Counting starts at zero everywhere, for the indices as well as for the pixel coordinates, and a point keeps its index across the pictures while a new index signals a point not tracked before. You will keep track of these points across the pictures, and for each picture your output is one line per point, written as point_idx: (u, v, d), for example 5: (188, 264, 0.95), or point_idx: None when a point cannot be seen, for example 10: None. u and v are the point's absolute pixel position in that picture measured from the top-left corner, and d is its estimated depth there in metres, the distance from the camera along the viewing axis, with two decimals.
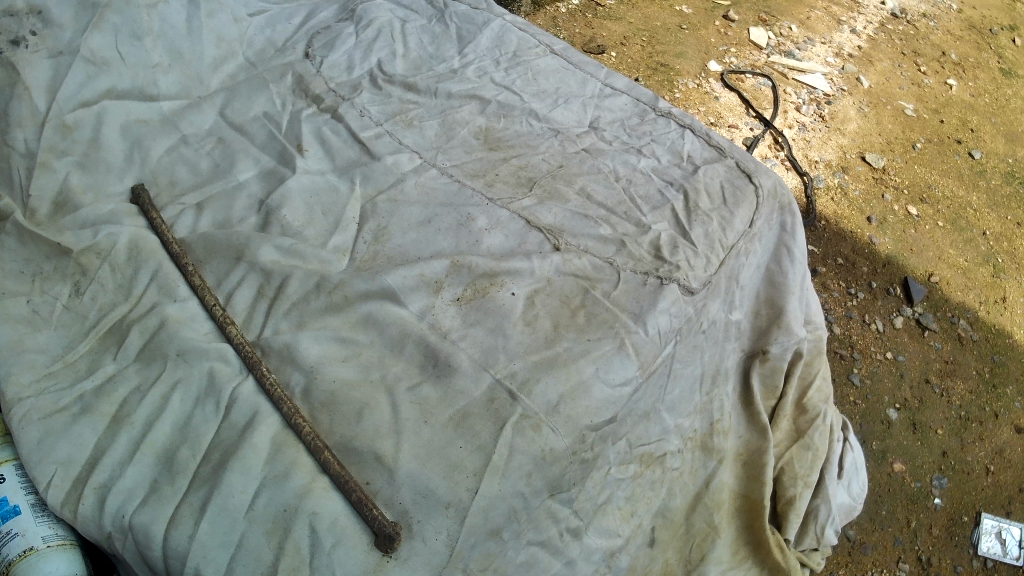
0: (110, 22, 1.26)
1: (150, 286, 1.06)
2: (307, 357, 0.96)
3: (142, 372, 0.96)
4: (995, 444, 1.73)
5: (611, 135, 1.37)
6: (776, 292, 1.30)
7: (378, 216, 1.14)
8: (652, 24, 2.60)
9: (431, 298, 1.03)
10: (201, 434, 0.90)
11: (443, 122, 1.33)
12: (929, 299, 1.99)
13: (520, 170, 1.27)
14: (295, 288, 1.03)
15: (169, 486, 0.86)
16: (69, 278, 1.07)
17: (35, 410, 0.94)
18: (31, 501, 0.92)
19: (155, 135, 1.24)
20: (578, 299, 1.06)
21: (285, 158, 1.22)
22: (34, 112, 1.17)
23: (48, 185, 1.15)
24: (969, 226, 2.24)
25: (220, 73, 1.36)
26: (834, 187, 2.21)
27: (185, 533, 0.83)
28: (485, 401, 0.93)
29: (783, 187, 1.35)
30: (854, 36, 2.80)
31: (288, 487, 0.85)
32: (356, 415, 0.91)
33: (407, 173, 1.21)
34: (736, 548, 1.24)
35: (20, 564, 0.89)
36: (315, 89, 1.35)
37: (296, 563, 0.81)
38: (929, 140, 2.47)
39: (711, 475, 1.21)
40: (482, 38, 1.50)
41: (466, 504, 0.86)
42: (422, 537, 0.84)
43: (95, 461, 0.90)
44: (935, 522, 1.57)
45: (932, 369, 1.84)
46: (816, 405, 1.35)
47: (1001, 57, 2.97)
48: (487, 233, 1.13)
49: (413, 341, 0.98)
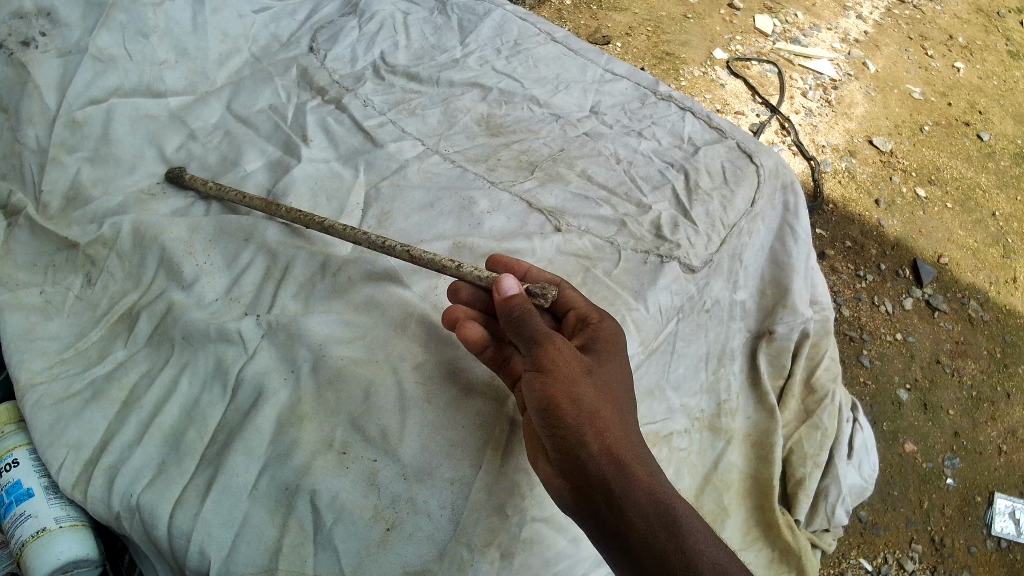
0: (116, 21, 1.28)
1: (159, 273, 1.07)
2: (314, 336, 0.96)
3: (151, 358, 0.98)
4: (1007, 424, 1.71)
5: (611, 119, 1.38)
6: (781, 271, 1.30)
7: (381, 201, 1.16)
8: (657, 14, 2.61)
9: (434, 279, 1.05)
10: (208, 417, 0.92)
11: (445, 110, 1.35)
12: (939, 281, 1.98)
13: (521, 154, 1.28)
14: (301, 269, 1.05)
15: (177, 467, 0.88)
16: (80, 269, 1.09)
17: (47, 396, 0.95)
18: (45, 483, 0.91)
19: (164, 132, 1.26)
20: (579, 277, 1.07)
21: (289, 148, 1.25)
22: (44, 110, 1.20)
23: (59, 180, 1.17)
24: (979, 208, 2.22)
25: (225, 68, 1.39)
26: (841, 172, 2.20)
27: (189, 513, 0.84)
28: (486, 379, 0.93)
29: (785, 167, 1.35)
30: (860, 22, 2.78)
31: (288, 467, 0.86)
32: (362, 394, 0.91)
33: (409, 159, 1.23)
34: (746, 530, 1.24)
35: (32, 544, 0.87)
36: (319, 81, 1.37)
37: (300, 539, 0.82)
38: (937, 123, 2.45)
39: (719, 456, 1.22)
40: (483, 28, 1.52)
41: (470, 481, 0.86)
42: (426, 512, 0.84)
43: (105, 444, 0.91)
44: (948, 503, 1.55)
45: (943, 350, 1.82)
46: (824, 385, 1.34)
47: (1010, 39, 2.93)
48: (488, 215, 1.14)
49: (416, 321, 0.98)
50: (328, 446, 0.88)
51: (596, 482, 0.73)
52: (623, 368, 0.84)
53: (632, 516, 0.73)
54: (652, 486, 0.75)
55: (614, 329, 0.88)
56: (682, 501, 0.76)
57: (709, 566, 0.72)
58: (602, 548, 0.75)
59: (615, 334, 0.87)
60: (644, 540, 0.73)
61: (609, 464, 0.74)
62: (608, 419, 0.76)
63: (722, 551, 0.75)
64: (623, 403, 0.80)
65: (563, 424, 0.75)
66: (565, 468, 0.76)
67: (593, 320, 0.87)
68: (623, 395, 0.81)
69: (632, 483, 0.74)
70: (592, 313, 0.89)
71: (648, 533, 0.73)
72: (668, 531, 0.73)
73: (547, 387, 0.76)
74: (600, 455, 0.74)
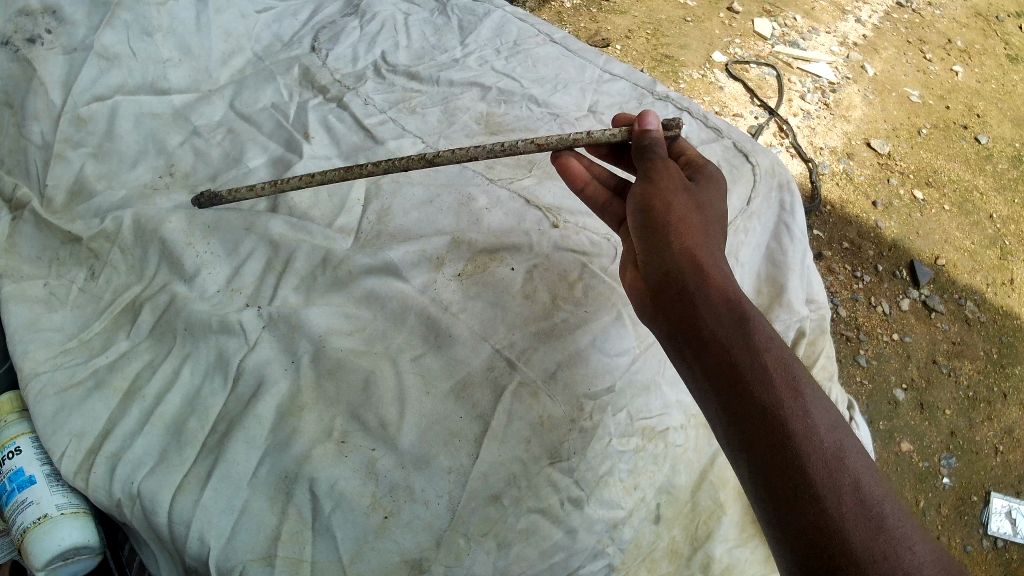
0: (121, 19, 1.30)
1: (161, 266, 1.08)
2: (314, 327, 0.97)
3: (154, 349, 1.00)
4: (1003, 424, 1.72)
5: (609, 119, 1.40)
6: (777, 270, 1.31)
7: (381, 197, 1.18)
8: (656, 17, 2.63)
9: (432, 273, 1.06)
10: (209, 407, 0.93)
11: (444, 109, 1.36)
12: (936, 282, 1.99)
13: (520, 153, 1.30)
14: (302, 262, 1.06)
15: (178, 455, 0.89)
16: (84, 263, 1.11)
17: (51, 385, 0.96)
18: (47, 471, 0.92)
19: (167, 127, 1.27)
20: (576, 273, 1.08)
21: (291, 145, 1.26)
22: (49, 107, 1.22)
23: (64, 175, 1.19)
24: (976, 210, 2.23)
25: (229, 67, 1.40)
26: (839, 174, 2.21)
27: (190, 500, 0.85)
28: (484, 370, 0.95)
29: (780, 167, 1.37)
30: (858, 26, 2.80)
31: (288, 454, 0.87)
32: (362, 384, 0.93)
33: (409, 157, 1.25)
34: (742, 526, 1.14)
35: (33, 531, 0.88)
36: (320, 80, 1.39)
37: (298, 527, 0.84)
38: (934, 126, 2.46)
39: (716, 451, 1.13)
40: (482, 29, 1.54)
41: (467, 469, 0.88)
42: (424, 501, 0.86)
43: (107, 433, 0.92)
44: (943, 502, 1.57)
45: (938, 350, 1.83)
46: (821, 384, 1.35)
47: (1009, 44, 2.95)
48: (487, 211, 1.16)
49: (415, 314, 1.00)
50: (328, 435, 0.89)
51: (672, 282, 0.79)
52: (719, 212, 0.90)
53: (705, 314, 0.75)
54: (729, 295, 0.76)
55: (717, 180, 0.96)
56: (763, 318, 0.75)
57: (775, 366, 0.70)
58: (676, 352, 0.78)
59: (718, 183, 0.96)
60: (715, 338, 0.73)
61: (688, 266, 0.79)
62: (693, 232, 0.84)
63: (800, 370, 0.71)
64: (711, 232, 0.85)
65: (654, 229, 0.86)
66: (649, 276, 0.84)
67: (700, 167, 0.99)
68: (712, 228, 0.86)
69: (705, 281, 0.77)
70: (700, 159, 1.01)
71: (716, 332, 0.73)
72: (741, 334, 0.72)
73: (647, 192, 0.90)
74: (679, 254, 0.81)
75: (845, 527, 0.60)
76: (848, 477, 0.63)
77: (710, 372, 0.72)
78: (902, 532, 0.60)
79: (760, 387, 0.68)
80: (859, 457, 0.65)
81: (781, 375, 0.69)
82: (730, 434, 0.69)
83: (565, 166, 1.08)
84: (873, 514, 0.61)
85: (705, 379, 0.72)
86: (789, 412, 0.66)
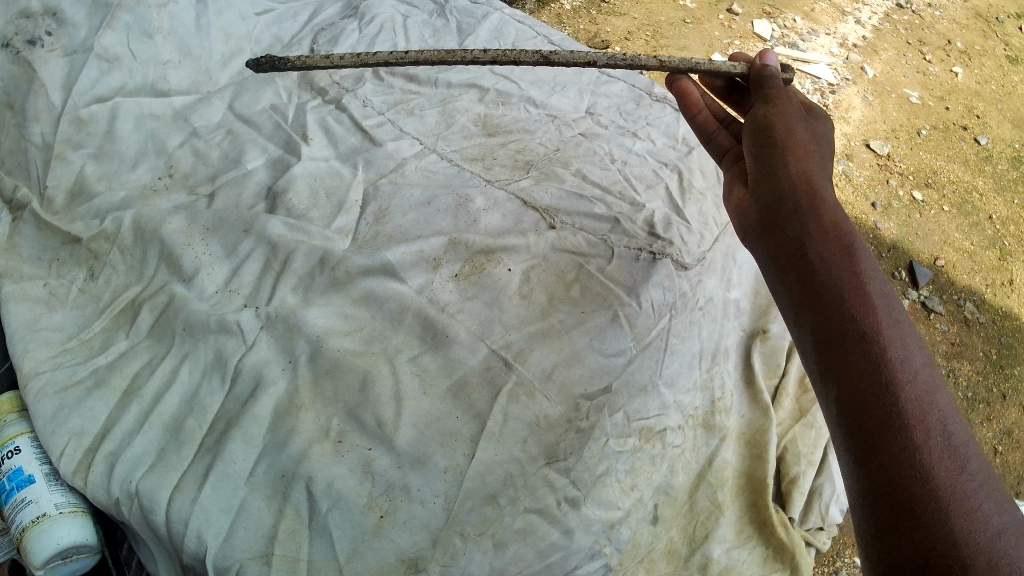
0: (121, 21, 1.30)
1: (160, 266, 1.09)
2: (312, 327, 0.98)
3: (153, 348, 1.00)
4: (1002, 425, 1.72)
5: (606, 120, 1.42)
6: None
7: (380, 198, 1.18)
8: (656, 19, 2.63)
9: (430, 274, 1.07)
10: (207, 407, 0.93)
11: (442, 111, 1.37)
12: (935, 283, 1.99)
13: (518, 154, 1.31)
14: (301, 262, 1.06)
15: (176, 454, 0.89)
16: (83, 263, 1.11)
17: (51, 384, 0.97)
18: (45, 470, 0.92)
19: (167, 128, 1.27)
20: (573, 273, 1.09)
21: (290, 146, 1.27)
22: (50, 108, 1.22)
23: (64, 176, 1.20)
24: (976, 211, 2.23)
25: (229, 69, 1.40)
26: (839, 175, 2.19)
27: (187, 499, 0.85)
28: (481, 370, 0.95)
29: None
30: (858, 27, 2.80)
31: (286, 453, 0.87)
32: (359, 383, 0.93)
33: (407, 158, 1.26)
34: (739, 527, 1.16)
35: (32, 529, 0.89)
36: (319, 82, 1.39)
37: (296, 525, 0.85)
38: (934, 127, 2.46)
39: (715, 452, 1.14)
40: (481, 31, 1.55)
41: (464, 469, 0.88)
42: (420, 501, 0.86)
43: (107, 432, 0.93)
44: None
45: (937, 351, 1.83)
46: None
47: (1009, 45, 2.95)
48: (484, 213, 1.17)
49: (413, 314, 1.00)
50: (325, 434, 0.90)
51: (786, 202, 0.84)
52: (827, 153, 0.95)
53: (815, 240, 0.80)
54: (841, 226, 0.81)
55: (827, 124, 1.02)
56: (870, 254, 0.79)
57: (879, 297, 0.74)
58: (777, 267, 0.82)
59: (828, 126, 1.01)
60: (823, 265, 0.77)
61: (803, 191, 0.85)
62: (808, 163, 0.88)
63: (900, 310, 0.75)
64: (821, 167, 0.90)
65: (771, 155, 0.90)
66: (758, 198, 0.89)
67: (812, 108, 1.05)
68: (821, 165, 0.91)
69: (817, 209, 0.82)
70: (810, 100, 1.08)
71: (826, 255, 0.78)
72: (848, 266, 0.77)
73: (768, 116, 0.96)
74: (795, 179, 0.86)
75: (927, 461, 0.63)
76: (936, 416, 0.66)
77: (813, 291, 0.77)
78: (980, 478, 0.63)
79: (861, 314, 0.72)
80: (946, 400, 0.68)
81: (884, 308, 0.73)
82: (824, 359, 0.72)
83: (685, 90, 1.14)
84: (955, 455, 0.64)
85: (806, 299, 0.77)
86: (886, 342, 0.70)
